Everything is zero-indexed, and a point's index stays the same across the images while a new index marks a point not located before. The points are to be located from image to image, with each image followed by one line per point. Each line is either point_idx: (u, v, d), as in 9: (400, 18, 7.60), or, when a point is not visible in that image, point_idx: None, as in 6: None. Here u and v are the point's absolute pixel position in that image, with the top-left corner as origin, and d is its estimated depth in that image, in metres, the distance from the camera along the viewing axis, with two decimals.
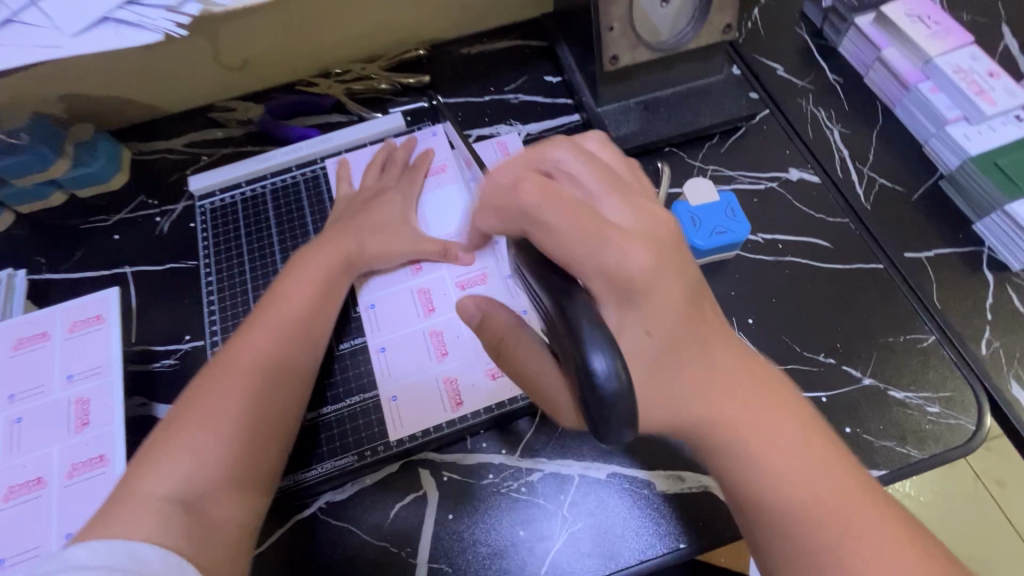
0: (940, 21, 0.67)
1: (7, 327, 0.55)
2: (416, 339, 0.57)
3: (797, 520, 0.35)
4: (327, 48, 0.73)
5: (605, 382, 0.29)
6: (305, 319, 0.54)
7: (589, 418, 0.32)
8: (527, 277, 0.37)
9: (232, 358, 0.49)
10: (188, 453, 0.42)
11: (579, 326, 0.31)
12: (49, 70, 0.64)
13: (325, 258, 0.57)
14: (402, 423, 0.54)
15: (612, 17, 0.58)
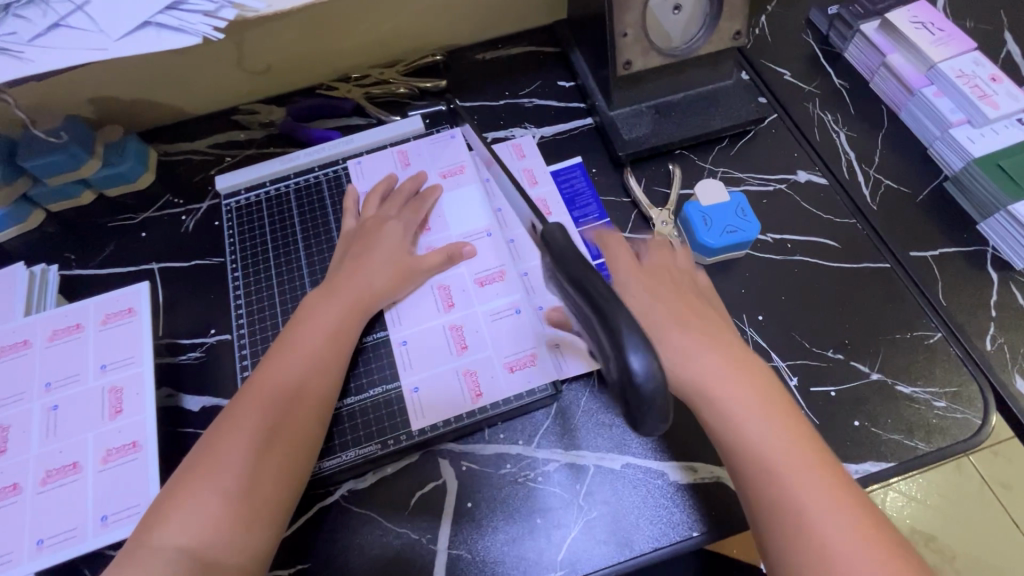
0: (944, 28, 0.68)
1: (43, 319, 0.57)
2: (438, 333, 0.58)
3: (761, 473, 0.41)
4: (347, 53, 0.75)
5: (643, 380, 0.32)
6: (327, 350, 0.53)
7: (628, 410, 0.34)
8: (561, 282, 0.38)
9: (255, 393, 0.49)
10: (201, 499, 0.43)
11: (617, 327, 0.33)
12: (82, 74, 0.67)
13: (344, 289, 0.57)
14: (424, 415, 0.55)
15: (626, 23, 0.60)
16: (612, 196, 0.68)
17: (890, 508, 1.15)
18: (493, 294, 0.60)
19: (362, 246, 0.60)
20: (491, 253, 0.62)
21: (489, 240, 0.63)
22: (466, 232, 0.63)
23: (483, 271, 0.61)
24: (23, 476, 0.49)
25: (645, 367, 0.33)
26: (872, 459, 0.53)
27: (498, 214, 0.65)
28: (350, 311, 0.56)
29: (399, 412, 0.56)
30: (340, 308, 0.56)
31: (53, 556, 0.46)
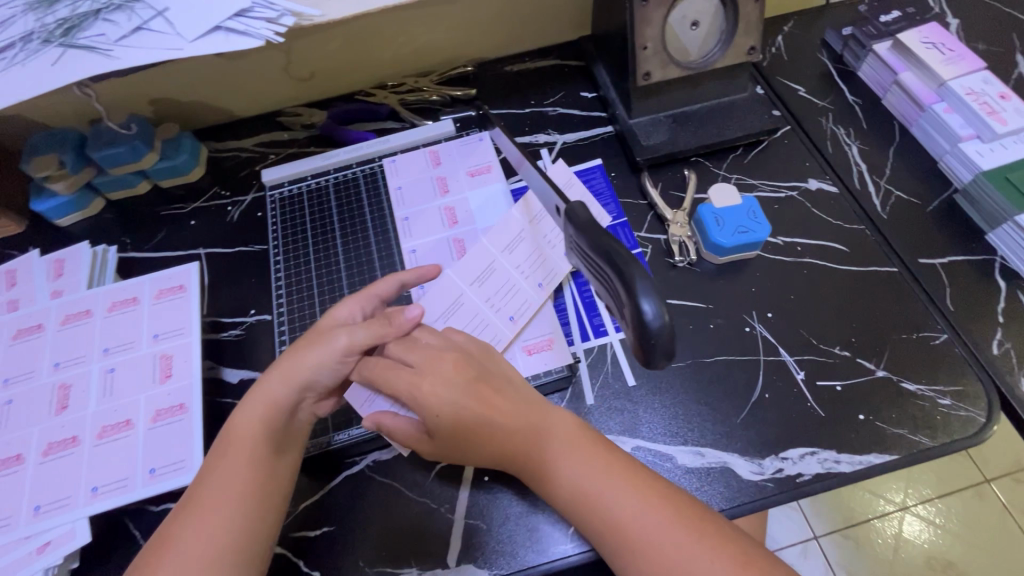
0: (955, 48, 0.71)
1: (104, 292, 0.64)
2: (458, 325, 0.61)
3: (605, 522, 0.45)
4: (386, 63, 0.81)
5: (653, 321, 0.38)
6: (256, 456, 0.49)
7: (640, 351, 0.40)
8: (583, 249, 0.45)
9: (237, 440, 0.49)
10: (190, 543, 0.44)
11: (633, 280, 0.39)
12: (147, 75, 0.74)
13: (263, 390, 0.51)
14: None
15: (646, 37, 0.65)
16: (629, 199, 0.71)
17: (909, 532, 1.14)
18: (517, 291, 0.63)
19: (305, 343, 0.54)
20: (530, 260, 0.64)
21: (526, 246, 0.65)
22: (505, 244, 0.65)
23: (518, 275, 0.63)
24: (82, 430, 0.56)
25: (654, 314, 0.39)
26: (877, 451, 0.54)
27: (537, 223, 0.66)
28: (270, 423, 0.50)
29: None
30: (259, 410, 0.50)
31: (103, 501, 0.52)
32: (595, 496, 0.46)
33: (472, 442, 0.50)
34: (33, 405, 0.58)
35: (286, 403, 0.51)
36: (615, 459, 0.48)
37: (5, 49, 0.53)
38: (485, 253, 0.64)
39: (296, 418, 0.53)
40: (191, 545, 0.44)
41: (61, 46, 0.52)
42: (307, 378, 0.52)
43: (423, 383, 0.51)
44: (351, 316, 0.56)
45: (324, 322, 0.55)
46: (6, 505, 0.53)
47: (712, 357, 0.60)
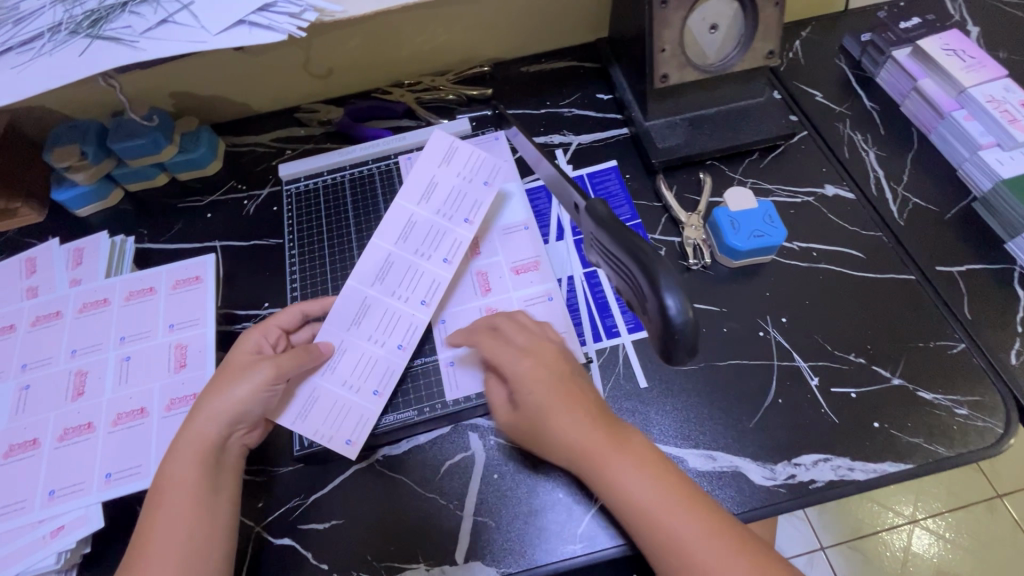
0: (975, 56, 0.70)
1: (123, 281, 0.65)
2: (370, 326, 0.61)
3: (649, 529, 0.45)
4: (404, 62, 0.81)
5: (676, 317, 0.38)
6: (197, 495, 0.49)
7: (663, 347, 0.40)
8: (606, 248, 0.45)
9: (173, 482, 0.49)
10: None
11: (655, 276, 0.39)
12: (168, 69, 0.75)
13: (188, 433, 0.51)
14: (371, 417, 0.57)
15: (664, 39, 0.65)
16: (643, 201, 0.71)
17: (917, 545, 1.13)
18: (422, 271, 0.63)
19: (220, 382, 0.54)
20: (428, 238, 0.64)
21: (420, 227, 0.64)
22: (397, 234, 0.64)
23: (419, 259, 0.63)
24: (97, 417, 0.57)
25: (677, 309, 0.39)
26: (891, 460, 0.54)
27: (423, 203, 0.65)
28: (201, 460, 0.50)
29: (342, 423, 0.57)
30: (188, 453, 0.50)
31: (115, 487, 0.53)
32: (655, 514, 0.45)
33: (544, 429, 0.50)
34: (50, 392, 0.59)
35: (217, 440, 0.51)
36: (679, 484, 0.46)
37: (32, 40, 0.54)
38: (377, 249, 0.64)
39: (227, 455, 0.52)
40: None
41: (88, 37, 0.53)
42: (234, 415, 0.52)
43: (518, 362, 0.52)
44: (259, 347, 0.57)
45: (237, 359, 0.55)
46: (22, 489, 0.54)
47: (725, 361, 0.60)
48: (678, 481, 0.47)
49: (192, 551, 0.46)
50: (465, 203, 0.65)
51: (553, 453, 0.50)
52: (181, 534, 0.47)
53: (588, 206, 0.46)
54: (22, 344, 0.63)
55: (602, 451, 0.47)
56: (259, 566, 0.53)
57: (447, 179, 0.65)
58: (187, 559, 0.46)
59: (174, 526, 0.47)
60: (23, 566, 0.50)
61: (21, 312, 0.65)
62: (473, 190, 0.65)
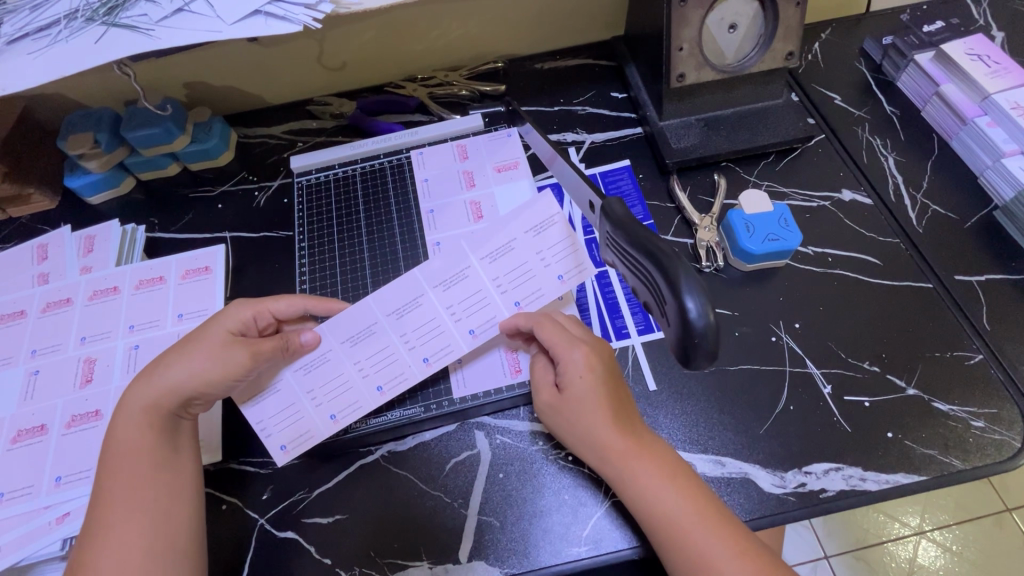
0: (1001, 62, 0.68)
1: (131, 270, 0.66)
2: (363, 353, 0.57)
3: (673, 541, 0.45)
4: (418, 56, 0.81)
5: (697, 320, 0.37)
6: (154, 456, 0.50)
7: (682, 350, 0.40)
8: (628, 252, 0.44)
9: (134, 435, 0.50)
10: (120, 527, 0.47)
11: (676, 278, 0.38)
12: (181, 59, 0.75)
13: (138, 398, 0.51)
14: (316, 437, 0.56)
15: (682, 38, 0.64)
16: (656, 201, 0.70)
17: (923, 557, 1.11)
18: (443, 333, 0.57)
19: (188, 348, 0.53)
20: (468, 303, 0.57)
21: (465, 287, 0.56)
22: (442, 278, 0.56)
23: (445, 316, 0.57)
24: (104, 405, 0.58)
25: (698, 312, 0.38)
26: (904, 471, 0.53)
27: (487, 262, 0.56)
28: (159, 417, 0.51)
29: (288, 427, 0.56)
30: (140, 417, 0.51)
31: None
32: (685, 526, 0.45)
33: (590, 418, 0.50)
34: (59, 378, 0.60)
35: (178, 400, 0.52)
36: (701, 497, 0.47)
37: (49, 25, 0.54)
38: (415, 284, 0.57)
39: (182, 417, 0.53)
40: (115, 547, 0.46)
41: (104, 24, 0.53)
42: (198, 389, 0.52)
43: (570, 352, 0.52)
44: (243, 328, 0.56)
45: (216, 335, 0.54)
46: (28, 475, 0.55)
47: (737, 366, 0.59)
48: (700, 491, 0.47)
49: (157, 509, 0.48)
50: (526, 287, 0.56)
51: (593, 448, 0.50)
52: (149, 482, 0.49)
53: (602, 207, 0.46)
54: (32, 330, 0.63)
55: (634, 460, 0.48)
56: (262, 559, 0.53)
57: (524, 251, 0.55)
58: (155, 506, 0.48)
59: (138, 476, 0.49)
60: (27, 552, 0.50)
61: (32, 298, 0.65)
62: (544, 277, 0.55)
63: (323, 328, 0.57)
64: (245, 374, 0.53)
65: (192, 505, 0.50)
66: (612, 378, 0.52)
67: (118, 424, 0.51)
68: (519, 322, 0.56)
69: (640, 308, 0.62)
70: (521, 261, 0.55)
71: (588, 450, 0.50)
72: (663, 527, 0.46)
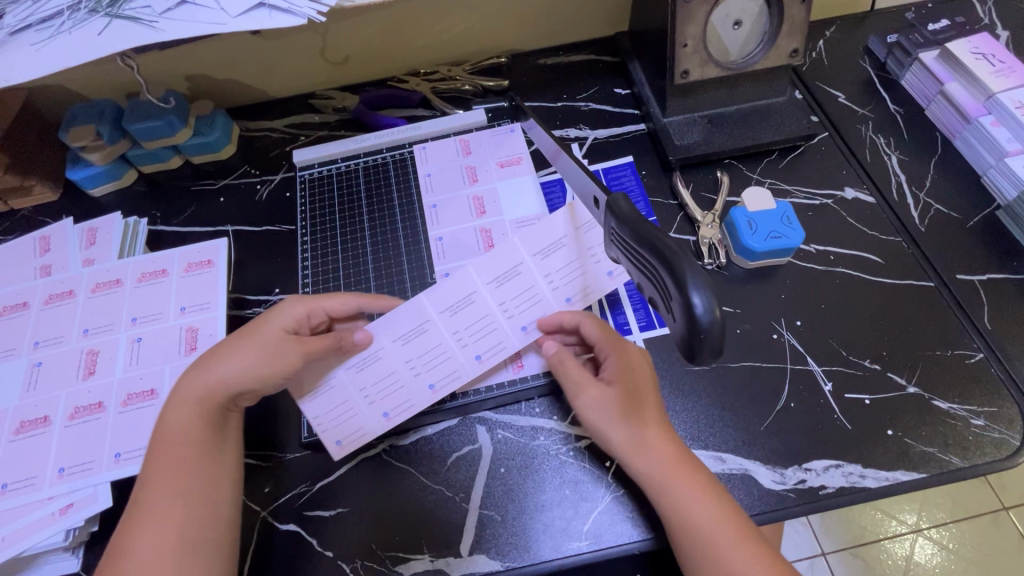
0: (1005, 60, 0.68)
1: (135, 262, 0.66)
2: (415, 351, 0.57)
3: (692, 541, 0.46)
4: (420, 51, 0.81)
5: (703, 316, 0.37)
6: (198, 450, 0.50)
7: (687, 346, 0.39)
8: (635, 250, 0.44)
9: (181, 426, 0.50)
10: (158, 518, 0.46)
11: (682, 274, 0.38)
12: (183, 51, 0.74)
13: (189, 388, 0.51)
14: (369, 434, 0.56)
15: (687, 35, 0.63)
16: (659, 198, 0.70)
17: (920, 555, 1.12)
18: (496, 329, 0.58)
19: (241, 345, 0.53)
20: (521, 299, 0.58)
21: (519, 281, 0.58)
22: (495, 275, 0.58)
23: (499, 312, 0.58)
24: (107, 397, 0.58)
25: (703, 308, 0.38)
26: (903, 468, 0.53)
27: (540, 259, 0.58)
28: (205, 411, 0.51)
29: (342, 424, 0.56)
30: (190, 407, 0.51)
31: (125, 467, 0.54)
32: (707, 530, 0.46)
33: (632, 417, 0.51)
34: (62, 370, 0.60)
35: (224, 396, 0.52)
36: (721, 499, 0.48)
37: (52, 16, 0.53)
38: (467, 279, 0.58)
39: (229, 411, 0.53)
40: (152, 539, 0.46)
41: (107, 16, 0.53)
42: (246, 386, 0.52)
43: (615, 353, 0.54)
44: (296, 326, 0.55)
45: (270, 333, 0.53)
46: (30, 466, 0.55)
47: (738, 363, 0.59)
48: (720, 495, 0.48)
49: (196, 502, 0.48)
50: (577, 283, 0.58)
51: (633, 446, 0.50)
52: (188, 473, 0.49)
53: (608, 199, 0.46)
54: (34, 322, 0.63)
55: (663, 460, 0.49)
56: (266, 551, 0.53)
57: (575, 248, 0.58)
58: (196, 497, 0.48)
59: (178, 467, 0.49)
60: (30, 543, 0.50)
61: (34, 290, 0.66)
62: (593, 272, 0.58)
63: (377, 326, 0.57)
64: (294, 372, 0.54)
65: (230, 498, 0.50)
66: (649, 382, 0.53)
67: (166, 413, 0.51)
68: (563, 319, 0.57)
69: (641, 304, 0.62)
70: (572, 254, 0.58)
71: (626, 450, 0.50)
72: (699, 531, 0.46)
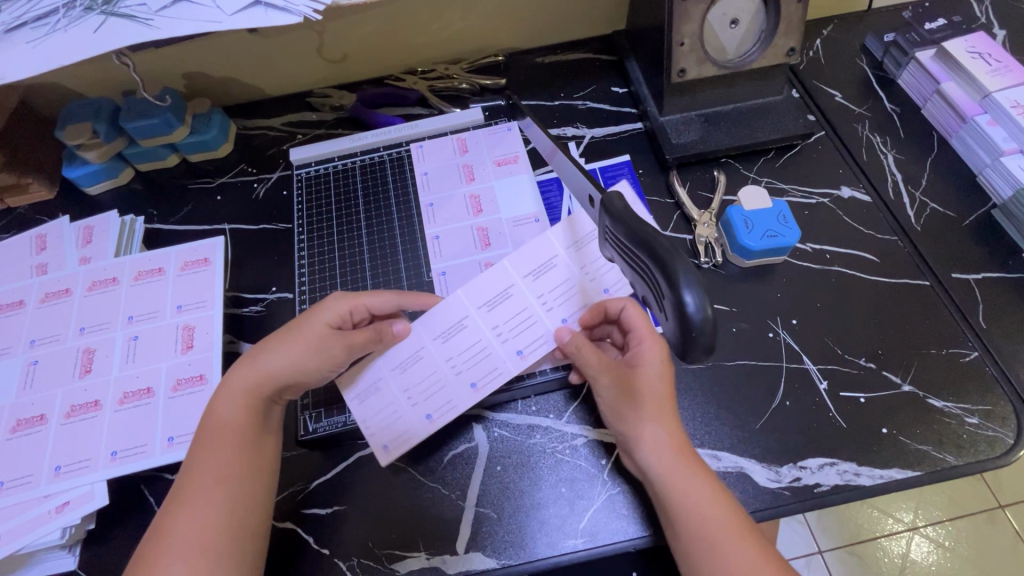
0: (1001, 59, 0.68)
1: (131, 261, 0.66)
2: (456, 349, 0.57)
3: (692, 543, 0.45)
4: (418, 49, 0.81)
5: (695, 314, 0.37)
6: (241, 439, 0.50)
7: (679, 344, 0.40)
8: (629, 249, 0.44)
9: (227, 416, 0.50)
10: (196, 507, 0.46)
11: (675, 271, 0.39)
12: (180, 49, 0.74)
13: (240, 380, 0.52)
14: (415, 438, 0.55)
15: (684, 33, 0.64)
16: (656, 196, 0.71)
17: (916, 553, 1.12)
18: (535, 322, 0.57)
19: (286, 340, 0.53)
20: (560, 291, 0.58)
21: (556, 277, 0.58)
22: (531, 268, 0.58)
23: (539, 307, 0.58)
24: (104, 395, 0.58)
25: (694, 306, 0.38)
26: (898, 466, 0.53)
27: (574, 251, 0.59)
28: (252, 403, 0.51)
29: (388, 428, 0.56)
30: (238, 400, 0.51)
31: (123, 465, 0.54)
32: (709, 532, 0.45)
33: (655, 404, 0.49)
34: (58, 368, 0.60)
35: (272, 389, 0.52)
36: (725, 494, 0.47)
37: (47, 14, 0.53)
38: (504, 275, 0.58)
39: (274, 405, 0.53)
40: (189, 528, 0.46)
41: (103, 14, 0.53)
42: (294, 379, 0.53)
43: (652, 342, 0.51)
44: (339, 321, 0.55)
45: (314, 328, 0.54)
46: (27, 464, 0.55)
47: (734, 362, 0.59)
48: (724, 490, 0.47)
49: (233, 490, 0.48)
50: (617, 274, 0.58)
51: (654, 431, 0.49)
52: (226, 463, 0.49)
53: (604, 197, 0.46)
54: (31, 320, 0.63)
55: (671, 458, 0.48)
56: None
57: None
58: (234, 488, 0.48)
59: (217, 457, 0.49)
60: (26, 541, 0.50)
61: (31, 288, 0.65)
62: None
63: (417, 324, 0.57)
64: (340, 364, 0.55)
65: (267, 489, 0.50)
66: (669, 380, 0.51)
67: (215, 401, 0.51)
68: (606, 306, 0.55)
69: None
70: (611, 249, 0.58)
71: (645, 433, 0.49)
72: (707, 525, 0.45)
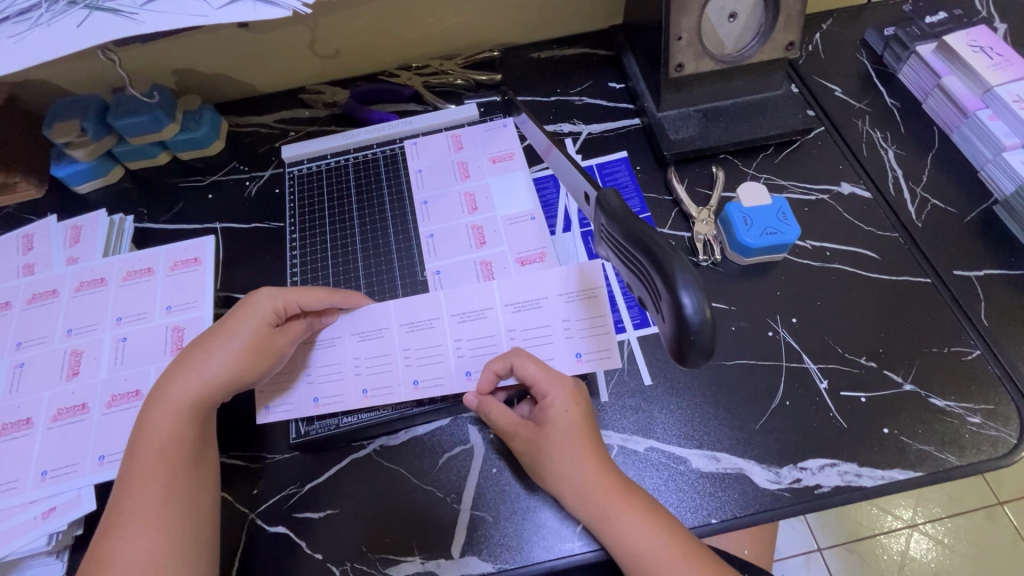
0: (1003, 53, 0.67)
1: (119, 261, 0.65)
2: (366, 351, 0.58)
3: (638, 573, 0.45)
4: (412, 44, 0.79)
5: (693, 316, 0.37)
6: (182, 453, 0.49)
7: (677, 346, 0.39)
8: (627, 252, 0.42)
9: (166, 430, 0.49)
10: (141, 527, 0.45)
11: (672, 273, 0.38)
12: (170, 45, 0.73)
13: (182, 392, 0.50)
14: (292, 414, 0.57)
15: (682, 28, 0.62)
16: (654, 193, 0.70)
17: (915, 550, 1.12)
18: (442, 362, 0.57)
19: (225, 338, 0.53)
20: (477, 343, 0.57)
21: (484, 322, 0.58)
22: (462, 310, 0.58)
23: (452, 344, 0.58)
24: (91, 398, 0.57)
25: (692, 308, 0.37)
26: (900, 467, 0.53)
27: (511, 311, 0.58)
28: (195, 414, 0.51)
29: (280, 391, 0.57)
30: (178, 412, 0.50)
31: (109, 469, 0.53)
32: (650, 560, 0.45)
33: (572, 457, 0.49)
34: (44, 371, 0.59)
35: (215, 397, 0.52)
36: (663, 523, 0.47)
37: (30, 8, 0.52)
38: (438, 301, 0.59)
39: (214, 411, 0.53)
40: (135, 548, 0.44)
41: (87, 8, 0.51)
42: (237, 382, 0.52)
43: (558, 394, 0.52)
44: (275, 321, 0.55)
45: (254, 329, 0.53)
46: (13, 469, 0.54)
47: (733, 361, 0.58)
48: (659, 518, 0.47)
49: (177, 506, 0.47)
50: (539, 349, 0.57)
51: (575, 486, 0.48)
52: (165, 479, 0.47)
53: (602, 194, 0.45)
54: (18, 322, 0.62)
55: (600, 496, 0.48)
56: (253, 554, 0.53)
57: (552, 314, 0.57)
58: (178, 505, 0.47)
59: (156, 472, 0.47)
60: (12, 549, 0.49)
61: (18, 289, 0.64)
62: (564, 347, 0.56)
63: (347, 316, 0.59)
64: (270, 368, 0.54)
65: (213, 504, 0.50)
66: (584, 421, 0.51)
67: (150, 415, 0.50)
68: (495, 366, 0.54)
69: (635, 303, 0.61)
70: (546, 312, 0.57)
71: (568, 487, 0.49)
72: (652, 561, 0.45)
